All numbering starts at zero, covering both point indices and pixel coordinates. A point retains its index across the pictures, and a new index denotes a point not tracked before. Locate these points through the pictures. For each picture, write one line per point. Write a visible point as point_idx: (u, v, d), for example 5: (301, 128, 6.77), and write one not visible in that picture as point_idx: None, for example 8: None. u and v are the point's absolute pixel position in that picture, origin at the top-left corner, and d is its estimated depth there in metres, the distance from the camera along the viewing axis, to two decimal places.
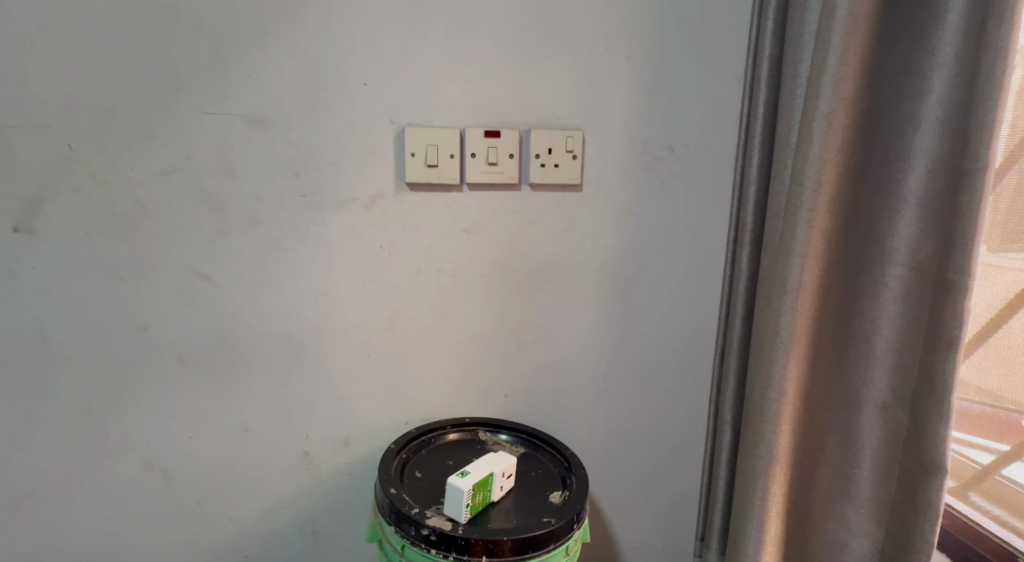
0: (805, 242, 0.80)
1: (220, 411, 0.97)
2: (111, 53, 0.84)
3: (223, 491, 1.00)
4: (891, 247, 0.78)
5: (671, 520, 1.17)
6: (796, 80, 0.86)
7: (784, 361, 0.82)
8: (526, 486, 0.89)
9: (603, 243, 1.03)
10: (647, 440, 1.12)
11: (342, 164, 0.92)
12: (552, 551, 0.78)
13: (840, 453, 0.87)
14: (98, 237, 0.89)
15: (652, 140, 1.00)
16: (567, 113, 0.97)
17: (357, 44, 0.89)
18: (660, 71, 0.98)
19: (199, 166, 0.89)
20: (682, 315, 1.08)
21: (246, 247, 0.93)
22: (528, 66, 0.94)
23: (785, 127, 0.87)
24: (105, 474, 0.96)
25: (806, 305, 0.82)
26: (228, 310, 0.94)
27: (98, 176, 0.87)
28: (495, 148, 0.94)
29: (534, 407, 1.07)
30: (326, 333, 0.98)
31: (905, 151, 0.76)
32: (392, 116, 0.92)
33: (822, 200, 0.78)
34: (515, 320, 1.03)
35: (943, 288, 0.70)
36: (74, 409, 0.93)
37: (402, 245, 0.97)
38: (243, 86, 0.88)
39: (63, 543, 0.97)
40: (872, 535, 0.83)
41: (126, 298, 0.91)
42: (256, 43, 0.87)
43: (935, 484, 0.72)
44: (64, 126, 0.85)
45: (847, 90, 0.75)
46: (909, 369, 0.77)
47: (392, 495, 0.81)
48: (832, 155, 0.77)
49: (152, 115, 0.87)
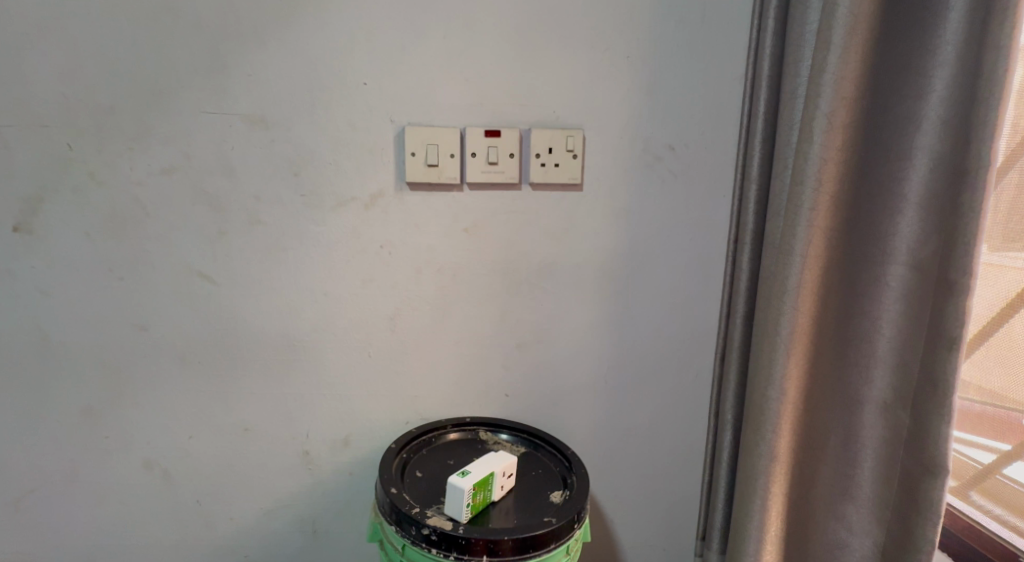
0: (806, 242, 0.79)
1: (220, 410, 0.98)
2: (110, 53, 0.84)
3: (224, 490, 1.01)
4: (892, 246, 0.77)
5: (672, 520, 1.17)
6: (797, 79, 0.85)
7: (784, 361, 0.82)
8: (526, 486, 0.88)
9: (603, 242, 1.02)
10: (647, 440, 1.12)
11: (341, 165, 0.92)
12: (552, 550, 0.77)
13: (841, 453, 0.86)
14: (98, 237, 0.89)
15: (653, 139, 0.99)
16: (568, 112, 0.96)
17: (356, 44, 0.89)
18: (661, 70, 0.97)
19: (198, 165, 0.89)
20: (683, 315, 1.08)
21: (245, 247, 0.93)
22: (528, 65, 0.94)
23: (786, 125, 0.87)
24: (106, 473, 0.97)
25: (806, 305, 0.81)
26: (228, 309, 0.94)
27: (98, 175, 0.87)
28: (495, 147, 0.94)
29: (534, 407, 1.07)
30: (325, 333, 0.98)
31: (907, 149, 0.75)
32: (392, 115, 0.92)
33: (823, 199, 0.78)
34: (515, 320, 1.03)
35: (945, 288, 0.69)
36: (76, 407, 0.94)
37: (402, 244, 0.96)
38: (242, 85, 0.88)
39: (64, 542, 0.98)
40: (873, 535, 0.83)
41: (127, 297, 0.92)
42: (254, 43, 0.87)
43: (936, 485, 0.72)
44: (63, 127, 0.85)
45: (848, 89, 0.74)
46: (910, 369, 0.76)
47: (392, 494, 0.81)
48: (833, 153, 0.76)
49: (152, 115, 0.87)
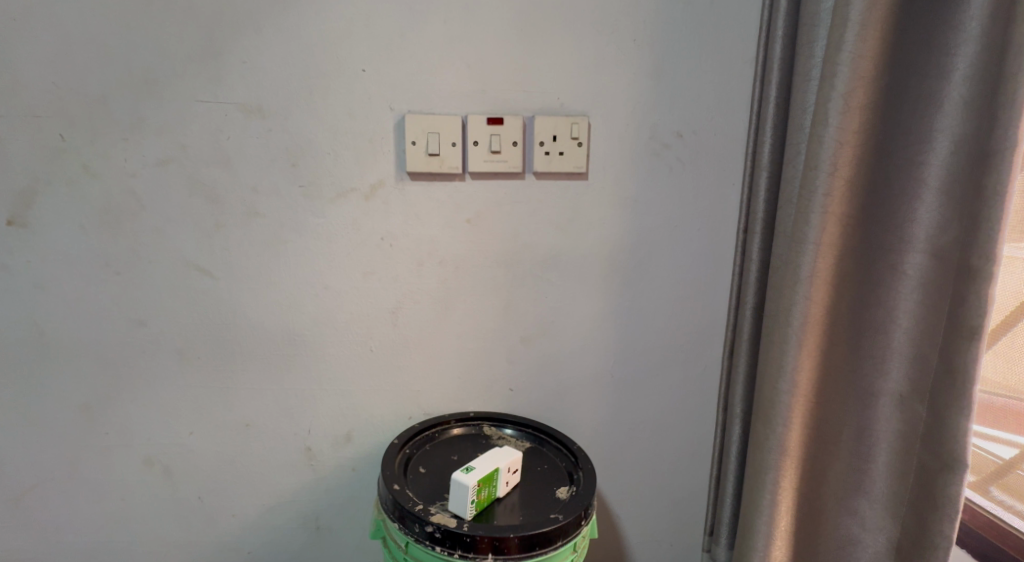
0: (819, 229, 0.76)
1: (221, 405, 0.96)
2: (101, 40, 0.82)
3: (225, 487, 0.99)
4: (910, 233, 0.75)
5: (679, 515, 1.15)
6: (811, 61, 0.82)
7: (796, 353, 0.79)
8: (532, 482, 0.86)
9: (609, 233, 0.99)
10: (654, 435, 1.10)
11: (340, 154, 0.90)
12: (560, 547, 0.76)
13: (854, 447, 0.84)
14: (92, 230, 0.87)
15: (660, 126, 0.96)
16: (572, 99, 0.93)
17: (353, 29, 0.86)
18: (669, 54, 0.94)
19: (194, 156, 0.87)
20: (691, 307, 1.05)
21: (244, 240, 0.91)
22: (530, 50, 0.91)
23: (799, 110, 0.84)
24: (105, 470, 0.95)
25: (820, 294, 0.78)
26: (226, 303, 0.93)
27: (92, 167, 0.85)
28: (498, 135, 0.91)
29: (540, 401, 1.05)
30: (325, 327, 0.96)
31: (928, 131, 0.72)
32: (392, 103, 0.89)
33: (838, 184, 0.75)
34: (520, 313, 1.01)
35: (966, 275, 0.67)
36: (74, 403, 0.92)
37: (403, 236, 0.94)
38: (237, 73, 0.85)
39: (65, 540, 0.97)
40: (887, 530, 0.81)
41: (124, 291, 0.90)
42: (249, 28, 0.84)
43: (954, 480, 0.69)
44: (56, 118, 0.83)
45: (866, 69, 0.71)
46: (927, 360, 0.74)
47: (395, 491, 0.79)
48: (850, 136, 0.74)
49: (145, 104, 0.85)
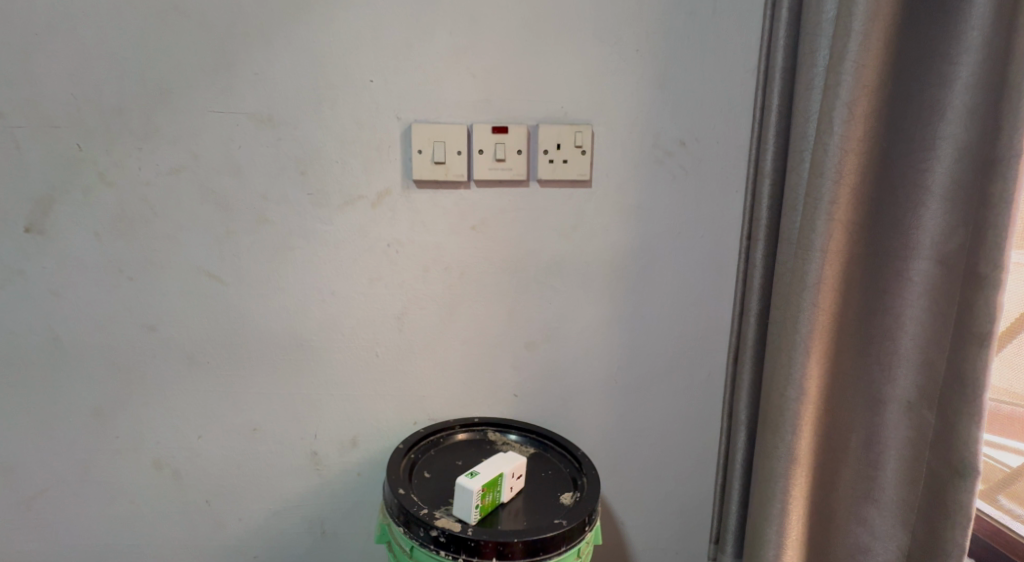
0: (825, 236, 0.76)
1: (229, 409, 0.97)
2: (117, 53, 0.84)
3: (234, 490, 1.00)
4: (915, 241, 0.75)
5: (685, 523, 1.14)
6: (813, 70, 0.83)
7: (803, 358, 0.79)
8: (536, 487, 0.87)
9: (614, 240, 1.00)
10: (659, 442, 1.10)
11: (348, 163, 0.92)
12: (564, 553, 0.76)
13: (863, 454, 0.84)
14: (106, 236, 0.89)
15: (663, 134, 0.97)
16: (576, 108, 0.95)
17: (362, 40, 0.88)
18: (673, 63, 0.95)
19: (206, 165, 0.89)
20: (696, 314, 1.05)
21: (253, 247, 0.92)
22: (533, 59, 0.92)
23: (802, 118, 0.84)
24: (115, 473, 0.97)
25: (827, 301, 0.78)
26: (235, 308, 0.94)
27: (107, 175, 0.88)
28: (502, 144, 0.93)
29: (544, 406, 1.05)
30: (332, 333, 0.97)
31: (932, 138, 0.72)
32: (398, 113, 0.91)
33: (844, 192, 0.75)
34: (523, 318, 1.01)
35: (974, 282, 0.67)
36: (86, 407, 0.94)
37: (410, 243, 0.96)
38: (250, 84, 0.87)
39: (74, 543, 0.98)
40: (896, 538, 0.80)
41: (135, 297, 0.92)
42: (261, 41, 0.87)
43: (965, 488, 0.69)
44: (74, 129, 0.86)
45: (869, 78, 0.72)
46: (934, 367, 0.74)
47: (401, 495, 0.80)
48: (854, 144, 0.74)
49: (159, 115, 0.87)
